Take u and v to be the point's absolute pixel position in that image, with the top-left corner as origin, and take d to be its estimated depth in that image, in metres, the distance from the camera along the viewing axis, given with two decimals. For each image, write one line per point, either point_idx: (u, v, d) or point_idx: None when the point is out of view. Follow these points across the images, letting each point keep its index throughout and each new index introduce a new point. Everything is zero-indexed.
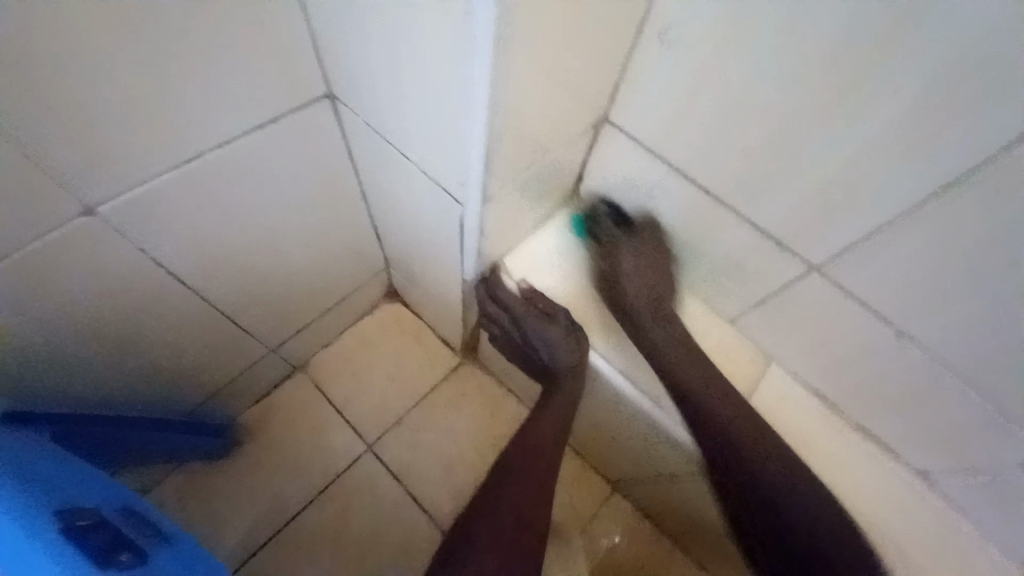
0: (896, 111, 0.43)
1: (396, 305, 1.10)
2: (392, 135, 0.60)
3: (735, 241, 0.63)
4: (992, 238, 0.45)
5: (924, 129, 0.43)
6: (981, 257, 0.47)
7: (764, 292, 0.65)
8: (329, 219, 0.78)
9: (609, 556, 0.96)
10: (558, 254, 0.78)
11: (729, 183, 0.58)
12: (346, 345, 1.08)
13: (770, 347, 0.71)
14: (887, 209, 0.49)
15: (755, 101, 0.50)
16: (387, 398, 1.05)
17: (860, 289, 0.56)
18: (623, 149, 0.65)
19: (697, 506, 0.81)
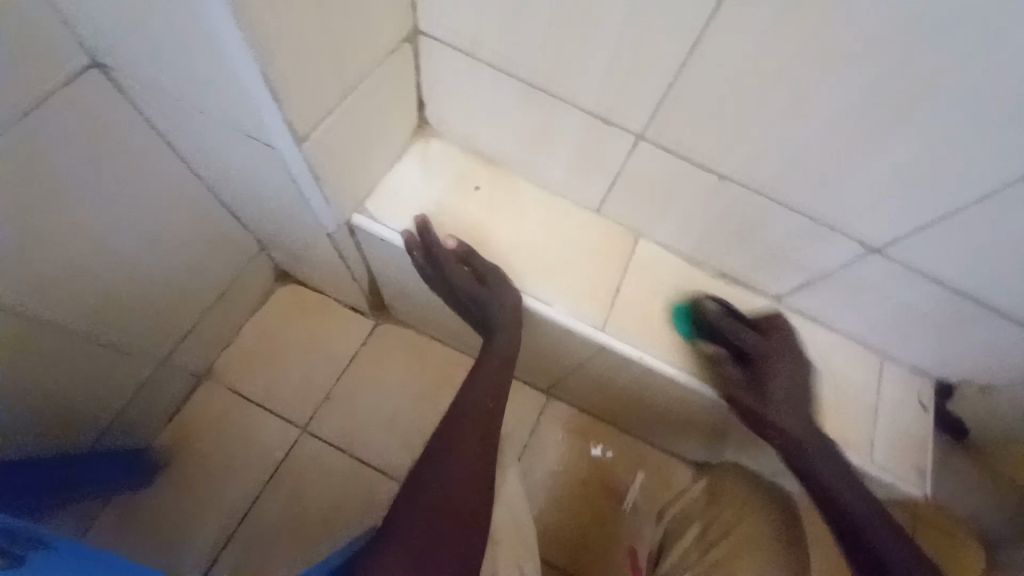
0: None
1: (291, 285, 1.06)
2: (179, 92, 0.56)
3: (569, 126, 0.65)
4: (757, 59, 0.49)
5: None
6: (754, 81, 0.51)
7: (611, 170, 0.69)
8: (167, 206, 0.73)
9: (560, 456, 1.02)
10: (417, 186, 0.76)
11: (541, 69, 0.60)
12: (247, 338, 1.04)
13: (635, 221, 0.75)
14: (671, 57, 0.52)
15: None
16: (308, 378, 1.02)
17: (678, 142, 0.61)
18: (446, 60, 0.65)
19: (619, 388, 0.86)
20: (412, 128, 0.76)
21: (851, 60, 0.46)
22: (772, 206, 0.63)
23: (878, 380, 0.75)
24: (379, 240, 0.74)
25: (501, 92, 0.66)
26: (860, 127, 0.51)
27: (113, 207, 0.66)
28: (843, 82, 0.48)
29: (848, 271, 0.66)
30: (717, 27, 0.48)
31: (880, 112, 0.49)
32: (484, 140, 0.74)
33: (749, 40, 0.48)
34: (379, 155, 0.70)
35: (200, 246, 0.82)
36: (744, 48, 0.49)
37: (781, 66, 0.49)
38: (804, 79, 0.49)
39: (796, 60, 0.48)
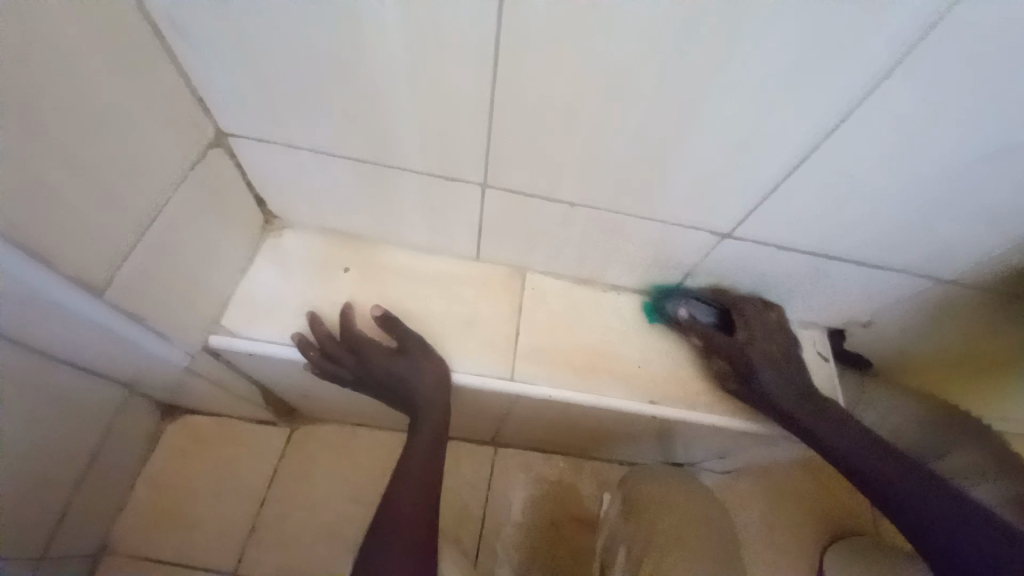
0: (405, 25, 0.46)
1: (182, 418, 0.95)
2: None
3: (412, 188, 0.64)
4: (554, 95, 0.50)
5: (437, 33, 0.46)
6: (559, 116, 0.52)
7: (472, 219, 0.68)
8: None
9: (523, 505, 0.97)
10: (277, 285, 0.70)
11: (361, 142, 0.58)
12: (143, 496, 0.90)
13: (514, 259, 0.75)
14: (477, 107, 0.52)
15: (309, 60, 0.50)
16: (227, 515, 0.90)
17: (518, 181, 0.61)
18: (265, 154, 0.62)
19: (549, 422, 0.84)
20: (258, 226, 0.71)
21: (633, 80, 0.48)
22: (627, 217, 0.64)
23: None
24: (247, 354, 0.67)
25: (332, 171, 0.63)
26: (667, 134, 0.53)
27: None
28: (635, 100, 0.50)
29: (714, 255, 0.68)
30: (503, 73, 0.49)
31: (674, 120, 0.52)
32: (338, 218, 0.71)
33: (537, 80, 0.49)
34: (223, 268, 0.65)
35: (52, 429, 0.68)
36: (535, 88, 0.50)
37: (574, 100, 0.51)
38: (601, 104, 0.51)
39: (594, 90, 0.50)
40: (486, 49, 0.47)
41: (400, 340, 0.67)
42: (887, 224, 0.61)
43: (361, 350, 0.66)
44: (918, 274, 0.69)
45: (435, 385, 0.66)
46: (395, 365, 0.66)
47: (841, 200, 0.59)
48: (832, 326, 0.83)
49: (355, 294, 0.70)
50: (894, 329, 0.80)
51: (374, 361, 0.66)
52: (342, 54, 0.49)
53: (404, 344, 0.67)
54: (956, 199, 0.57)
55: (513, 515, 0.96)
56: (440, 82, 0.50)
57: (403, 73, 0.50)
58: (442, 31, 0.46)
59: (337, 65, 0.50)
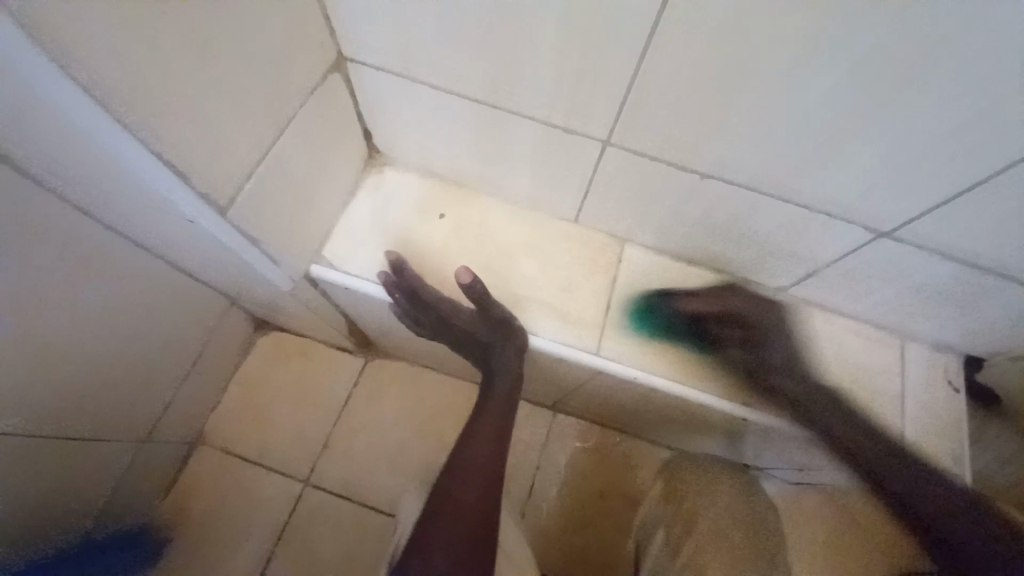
0: None
1: (272, 333, 1.02)
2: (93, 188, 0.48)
3: (524, 138, 0.59)
4: (722, 41, 0.42)
5: None
6: (714, 73, 0.45)
7: (581, 179, 0.63)
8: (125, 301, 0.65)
9: (575, 473, 0.97)
10: (374, 221, 0.70)
11: (485, 81, 0.54)
12: (234, 398, 0.99)
13: (616, 227, 0.69)
14: (625, 49, 0.46)
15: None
16: (303, 427, 0.97)
17: (649, 141, 0.54)
18: (380, 84, 0.59)
19: (619, 400, 0.80)
20: (362, 159, 0.70)
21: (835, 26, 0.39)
22: (765, 197, 0.56)
23: (898, 363, 0.70)
24: (340, 287, 0.68)
25: (445, 112, 0.59)
26: (846, 105, 0.45)
27: (37, 318, 0.55)
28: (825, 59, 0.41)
29: (856, 256, 0.59)
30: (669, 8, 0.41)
31: (864, 89, 0.43)
32: (441, 160, 0.68)
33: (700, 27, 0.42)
34: (326, 199, 0.65)
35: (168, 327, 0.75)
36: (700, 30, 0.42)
37: (741, 56, 0.43)
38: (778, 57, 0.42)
39: (771, 46, 0.42)
40: None
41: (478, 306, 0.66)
42: None
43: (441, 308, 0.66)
44: None
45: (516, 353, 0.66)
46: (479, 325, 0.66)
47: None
48: (972, 354, 0.71)
49: (450, 244, 0.69)
50: None
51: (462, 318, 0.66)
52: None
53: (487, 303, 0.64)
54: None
55: (563, 479, 0.97)
56: (590, 15, 0.44)
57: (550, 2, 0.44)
58: None
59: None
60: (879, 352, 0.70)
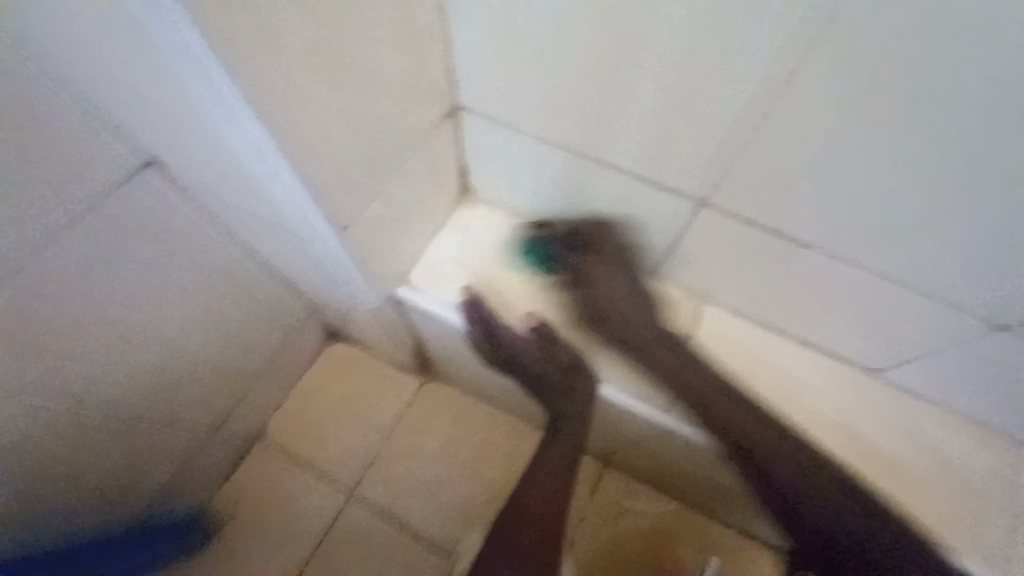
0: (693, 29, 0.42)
1: (340, 344, 1.06)
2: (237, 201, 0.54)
3: (619, 191, 0.61)
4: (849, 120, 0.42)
5: (730, 41, 0.41)
6: (833, 148, 0.45)
7: (669, 235, 0.63)
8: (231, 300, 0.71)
9: (620, 534, 0.93)
10: (460, 252, 0.73)
11: (592, 137, 0.56)
12: (296, 401, 1.03)
13: (698, 285, 0.69)
14: (741, 118, 0.46)
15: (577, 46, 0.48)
16: (356, 439, 1.00)
17: (749, 206, 0.54)
18: (488, 130, 0.63)
19: (679, 463, 0.77)
20: (457, 193, 0.74)
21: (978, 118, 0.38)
22: (869, 274, 0.54)
23: (1003, 467, 0.63)
24: (421, 311, 0.71)
25: (546, 161, 0.62)
26: (975, 198, 0.43)
27: (160, 292, 0.65)
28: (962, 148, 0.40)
29: (967, 347, 0.55)
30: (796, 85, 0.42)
31: (998, 181, 0.41)
32: (531, 204, 0.71)
33: (825, 108, 0.43)
34: (421, 228, 0.69)
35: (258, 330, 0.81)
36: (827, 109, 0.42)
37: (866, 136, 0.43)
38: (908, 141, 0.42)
39: (900, 130, 0.41)
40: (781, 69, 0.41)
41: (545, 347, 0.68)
42: None
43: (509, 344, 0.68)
44: None
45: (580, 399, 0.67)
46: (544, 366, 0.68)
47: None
48: None
49: (531, 281, 0.71)
50: None
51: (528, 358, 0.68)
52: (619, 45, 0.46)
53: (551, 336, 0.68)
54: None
55: (606, 538, 0.92)
56: (712, 86, 0.45)
57: (674, 72, 0.45)
58: (733, 43, 0.41)
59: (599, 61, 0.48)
60: (980, 456, 0.64)
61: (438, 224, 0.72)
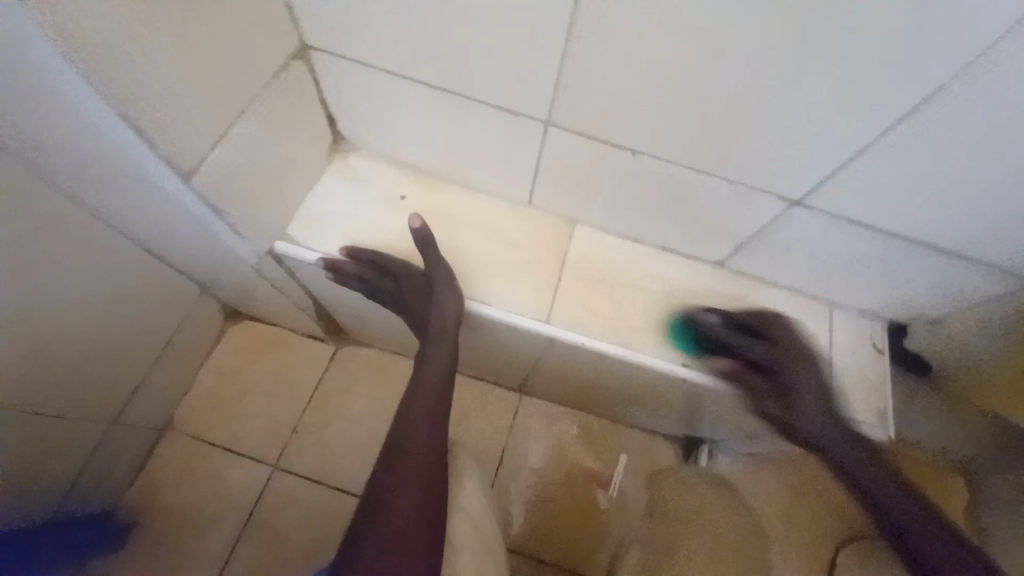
0: None
1: (245, 322, 1.04)
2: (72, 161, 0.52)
3: (474, 120, 0.64)
4: (633, 24, 0.47)
5: None
6: (635, 59, 0.50)
7: (529, 161, 0.67)
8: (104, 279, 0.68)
9: (543, 451, 1.00)
10: (339, 203, 0.74)
11: (436, 68, 0.59)
12: (206, 385, 1.00)
13: (568, 209, 0.74)
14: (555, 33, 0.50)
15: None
16: (274, 413, 0.99)
17: (585, 122, 0.59)
18: (341, 71, 0.64)
19: (576, 372, 0.85)
20: (328, 145, 0.74)
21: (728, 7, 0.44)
22: (695, 175, 0.61)
23: (828, 329, 0.74)
24: (307, 263, 0.71)
25: (402, 96, 0.64)
26: (747, 90, 0.50)
27: (15, 282, 0.57)
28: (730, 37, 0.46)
29: (778, 230, 0.64)
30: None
31: (761, 73, 0.48)
32: (403, 149, 0.73)
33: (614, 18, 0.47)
34: (293, 181, 0.69)
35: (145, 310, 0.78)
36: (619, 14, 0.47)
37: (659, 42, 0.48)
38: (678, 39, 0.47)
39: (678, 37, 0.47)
40: None
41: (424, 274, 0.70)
42: (982, 218, 0.55)
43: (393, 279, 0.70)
44: (1005, 277, 0.62)
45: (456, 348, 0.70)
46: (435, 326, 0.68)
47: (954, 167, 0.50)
48: (892, 322, 0.75)
49: (415, 224, 0.74)
50: (971, 337, 0.72)
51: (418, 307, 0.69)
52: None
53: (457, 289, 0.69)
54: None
55: (529, 458, 1.00)
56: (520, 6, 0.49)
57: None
58: None
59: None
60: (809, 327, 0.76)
61: (311, 177, 0.72)
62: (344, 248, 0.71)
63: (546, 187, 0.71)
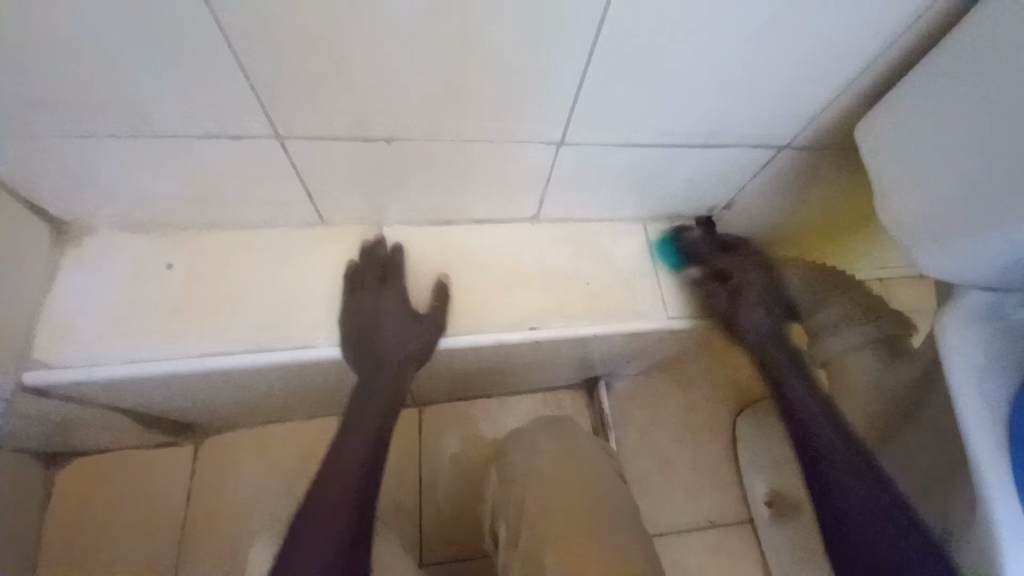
0: None
1: (70, 462, 0.88)
2: None
3: (203, 158, 0.57)
4: (285, 13, 0.43)
5: None
6: (315, 47, 0.46)
7: (290, 181, 0.61)
8: None
9: (459, 452, 0.98)
10: (92, 301, 0.63)
11: (117, 117, 0.51)
12: (49, 551, 0.83)
13: (363, 215, 0.69)
14: (216, 44, 0.45)
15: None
16: (146, 543, 0.85)
17: (317, 125, 0.54)
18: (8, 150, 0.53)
19: (447, 367, 0.82)
20: (52, 239, 0.63)
21: None
22: (454, 143, 0.58)
23: (647, 242, 0.79)
24: (77, 378, 0.60)
25: (102, 156, 0.55)
26: (443, 49, 0.47)
27: None
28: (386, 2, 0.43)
29: (558, 169, 0.65)
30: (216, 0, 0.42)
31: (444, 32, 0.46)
32: (147, 214, 0.64)
33: (261, 12, 0.43)
34: (13, 296, 0.58)
35: None
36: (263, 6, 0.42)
37: (324, 25, 0.44)
38: (345, 16, 0.44)
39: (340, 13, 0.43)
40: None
41: (393, 291, 0.67)
42: (712, 105, 0.59)
43: (365, 292, 0.67)
44: (758, 148, 0.68)
45: (405, 383, 0.67)
46: (404, 348, 0.66)
47: (662, 68, 0.53)
48: (699, 215, 0.81)
49: (196, 289, 0.65)
50: (756, 205, 0.81)
51: (386, 325, 0.66)
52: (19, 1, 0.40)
53: (423, 313, 0.68)
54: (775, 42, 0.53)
55: (451, 463, 0.97)
56: (156, 27, 0.43)
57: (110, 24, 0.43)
58: None
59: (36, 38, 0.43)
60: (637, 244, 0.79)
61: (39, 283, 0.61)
62: (117, 346, 0.61)
63: (326, 203, 0.66)
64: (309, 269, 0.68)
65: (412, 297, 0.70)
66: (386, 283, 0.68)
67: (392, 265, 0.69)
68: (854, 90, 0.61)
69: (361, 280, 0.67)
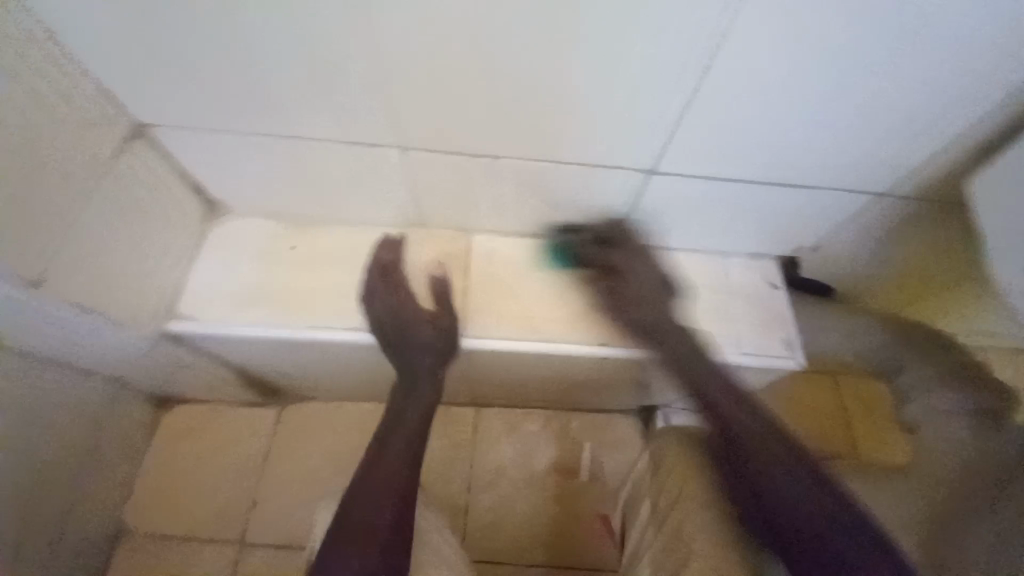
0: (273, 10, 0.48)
1: (172, 408, 1.00)
2: None
3: (334, 159, 0.65)
4: (431, 45, 0.50)
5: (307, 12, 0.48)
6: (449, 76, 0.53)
7: (400, 185, 0.69)
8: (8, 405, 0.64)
9: (508, 456, 1.01)
10: (224, 270, 0.73)
11: (276, 121, 0.60)
12: (146, 482, 0.96)
13: (455, 221, 0.76)
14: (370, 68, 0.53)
15: (192, 34, 0.51)
16: (225, 489, 0.96)
17: (435, 140, 0.61)
18: (187, 141, 0.64)
19: (511, 371, 0.86)
20: (202, 214, 0.75)
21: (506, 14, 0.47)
22: (551, 164, 0.63)
23: (724, 276, 0.79)
24: (204, 334, 0.71)
25: (257, 152, 0.65)
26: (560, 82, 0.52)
27: None
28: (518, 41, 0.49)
29: (645, 197, 0.68)
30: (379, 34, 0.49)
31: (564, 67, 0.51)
32: (277, 202, 0.74)
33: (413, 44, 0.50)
34: (166, 259, 0.69)
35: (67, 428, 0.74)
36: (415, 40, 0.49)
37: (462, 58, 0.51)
38: (477, 48, 0.50)
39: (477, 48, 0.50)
40: (361, 27, 0.49)
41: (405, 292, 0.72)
42: (811, 148, 0.60)
43: (382, 296, 0.71)
44: (855, 194, 0.67)
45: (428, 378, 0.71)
46: (418, 348, 0.70)
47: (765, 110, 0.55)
48: (783, 255, 0.80)
49: (308, 270, 0.74)
50: (847, 251, 0.78)
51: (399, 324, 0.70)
52: (223, 23, 0.49)
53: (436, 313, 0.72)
54: (888, 93, 0.53)
55: (499, 466, 1.00)
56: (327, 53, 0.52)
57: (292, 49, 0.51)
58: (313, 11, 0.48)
59: (234, 56, 0.53)
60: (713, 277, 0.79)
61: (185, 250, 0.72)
62: (238, 311, 0.71)
63: (426, 207, 0.73)
64: (403, 264, 0.75)
65: (477, 306, 0.74)
66: (397, 286, 0.73)
67: (394, 270, 0.73)
68: (964, 144, 0.59)
69: (378, 284, 0.72)
